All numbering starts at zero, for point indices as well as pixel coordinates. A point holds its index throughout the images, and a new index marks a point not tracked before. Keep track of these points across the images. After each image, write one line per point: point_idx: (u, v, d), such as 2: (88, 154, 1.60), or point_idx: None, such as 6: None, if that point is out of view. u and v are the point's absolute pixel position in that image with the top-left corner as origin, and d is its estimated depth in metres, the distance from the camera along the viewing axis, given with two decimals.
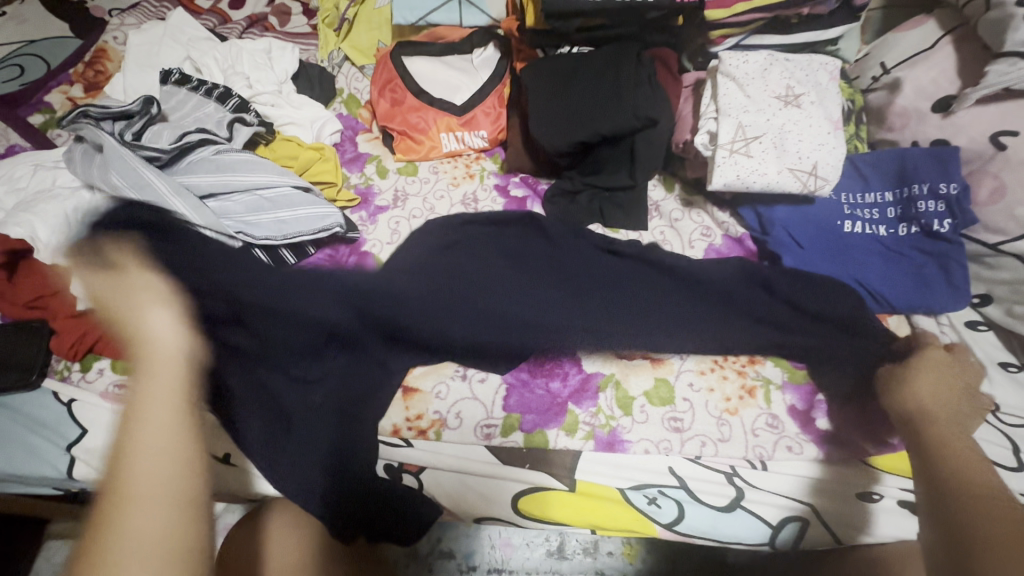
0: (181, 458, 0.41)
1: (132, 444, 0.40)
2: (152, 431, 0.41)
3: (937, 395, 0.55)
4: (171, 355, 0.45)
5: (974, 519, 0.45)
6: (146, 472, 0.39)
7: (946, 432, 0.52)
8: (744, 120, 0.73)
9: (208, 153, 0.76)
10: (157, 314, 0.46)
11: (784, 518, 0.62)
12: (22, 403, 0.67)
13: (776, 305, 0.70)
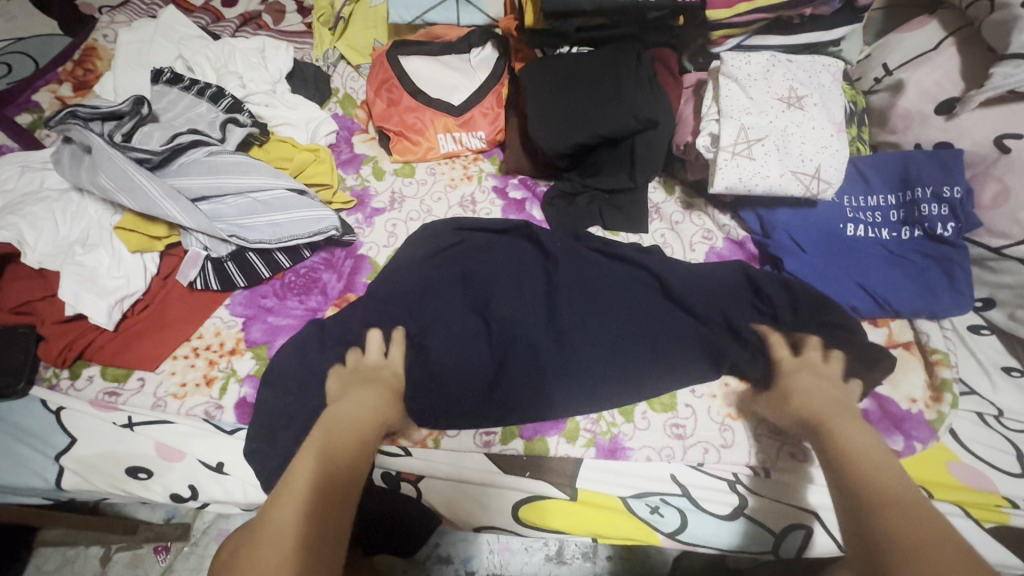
0: (298, 548, 0.44)
1: (276, 512, 0.46)
2: (290, 506, 0.46)
3: (824, 400, 0.58)
4: (345, 428, 0.54)
5: (882, 493, 0.47)
6: (285, 540, 0.44)
7: (854, 439, 0.52)
8: (746, 122, 0.72)
9: (201, 155, 0.74)
10: (369, 437, 0.54)
11: (788, 527, 0.61)
12: (8, 411, 0.65)
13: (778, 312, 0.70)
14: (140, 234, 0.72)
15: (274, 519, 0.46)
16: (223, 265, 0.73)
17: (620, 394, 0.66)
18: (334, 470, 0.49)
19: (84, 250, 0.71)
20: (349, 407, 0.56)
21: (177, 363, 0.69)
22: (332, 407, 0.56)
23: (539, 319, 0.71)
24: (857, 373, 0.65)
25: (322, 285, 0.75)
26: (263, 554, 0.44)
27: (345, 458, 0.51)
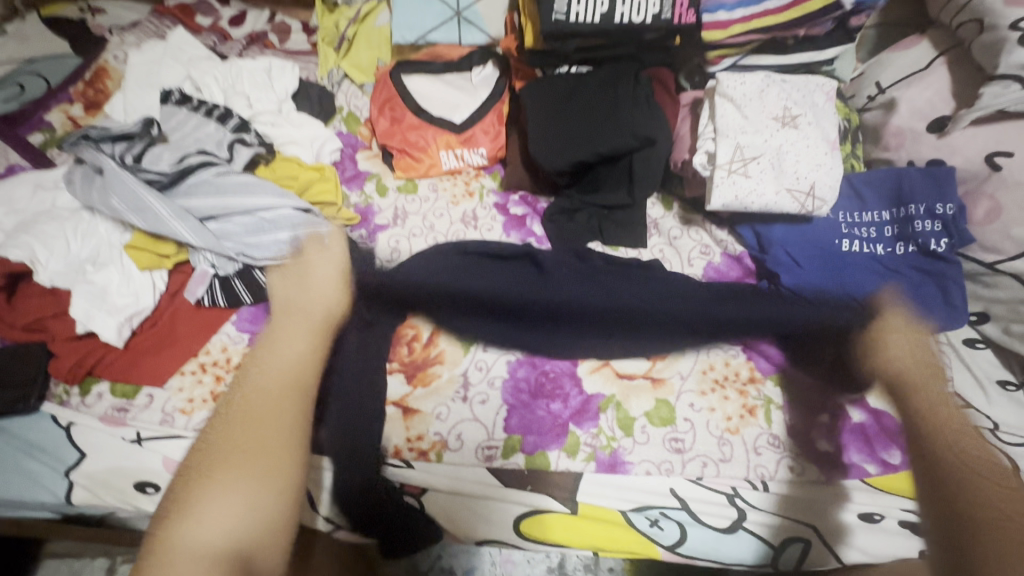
0: (293, 384, 0.58)
1: (271, 361, 0.60)
2: (291, 344, 0.62)
3: (913, 363, 0.65)
4: (309, 311, 0.66)
5: (970, 490, 0.53)
6: (282, 382, 0.57)
7: (931, 397, 0.61)
8: (741, 141, 0.73)
9: (210, 176, 0.76)
10: (331, 290, 0.69)
11: (787, 539, 0.63)
12: (20, 427, 0.67)
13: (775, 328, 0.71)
14: (150, 253, 0.74)
15: (263, 369, 0.59)
16: (230, 283, 0.73)
17: (617, 410, 0.68)
18: (312, 305, 0.66)
19: (95, 268, 0.73)
20: (318, 268, 0.72)
21: (184, 380, 0.70)
22: (305, 290, 0.69)
23: (539, 335, 0.72)
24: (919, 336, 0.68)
25: None
26: (243, 396, 0.57)
27: (294, 329, 0.63)
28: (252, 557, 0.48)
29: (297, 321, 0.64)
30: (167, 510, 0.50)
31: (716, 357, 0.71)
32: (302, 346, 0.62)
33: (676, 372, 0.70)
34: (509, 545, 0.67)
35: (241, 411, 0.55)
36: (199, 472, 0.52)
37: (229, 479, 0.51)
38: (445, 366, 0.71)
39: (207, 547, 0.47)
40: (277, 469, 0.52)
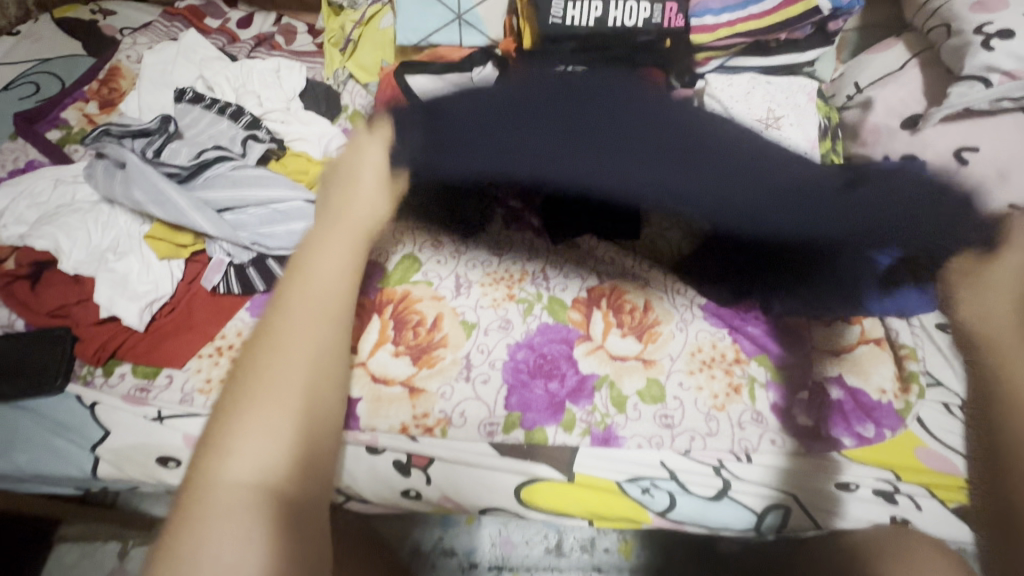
0: (330, 296, 0.48)
1: (309, 264, 0.49)
2: (336, 238, 0.51)
3: (998, 316, 0.53)
4: (358, 222, 0.53)
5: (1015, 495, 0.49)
6: (326, 264, 0.49)
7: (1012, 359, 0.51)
8: None
9: (225, 169, 0.79)
10: (379, 199, 0.56)
11: (768, 506, 0.67)
12: (46, 406, 0.70)
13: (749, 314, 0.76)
14: (167, 243, 0.78)
15: (310, 266, 0.49)
16: (246, 271, 0.78)
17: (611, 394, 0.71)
18: (362, 219, 0.54)
19: (116, 257, 0.77)
20: (356, 201, 0.55)
21: (201, 362, 0.74)
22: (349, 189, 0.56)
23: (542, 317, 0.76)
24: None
25: None
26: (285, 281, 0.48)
27: (351, 205, 0.54)
28: (282, 496, 0.40)
29: (340, 242, 0.51)
30: (223, 401, 0.43)
31: (704, 339, 0.75)
32: (338, 263, 0.50)
33: (666, 353, 0.74)
34: (512, 514, 0.71)
35: (282, 317, 0.46)
36: (248, 348, 0.45)
37: (263, 409, 0.42)
38: (448, 348, 0.74)
39: (252, 442, 0.41)
40: (306, 414, 0.43)
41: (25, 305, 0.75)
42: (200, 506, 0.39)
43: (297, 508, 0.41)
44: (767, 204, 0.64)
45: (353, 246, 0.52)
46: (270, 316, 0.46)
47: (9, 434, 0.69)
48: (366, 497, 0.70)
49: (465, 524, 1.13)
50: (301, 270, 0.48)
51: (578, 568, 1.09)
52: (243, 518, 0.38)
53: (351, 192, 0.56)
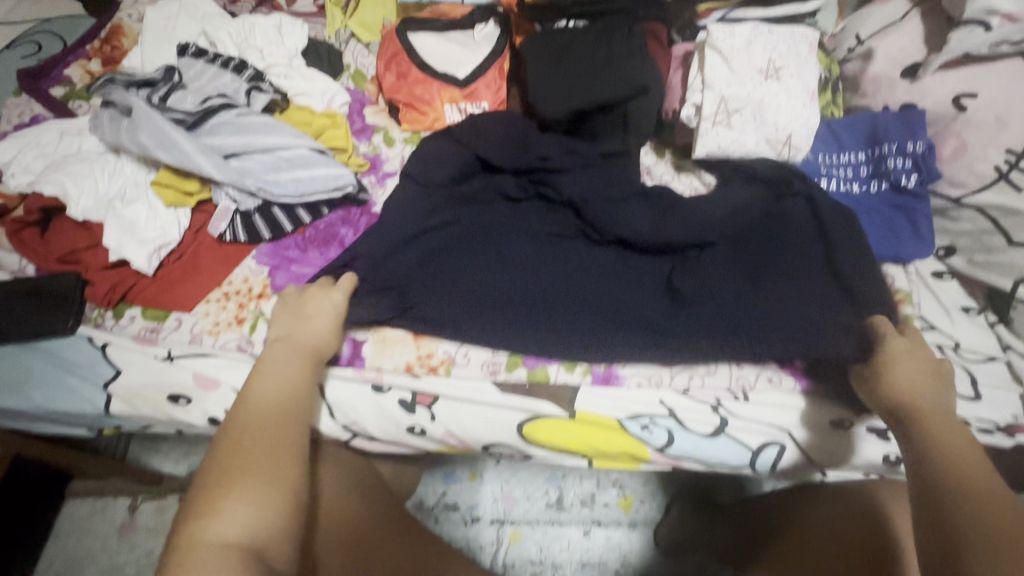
0: (291, 405, 0.57)
1: (273, 364, 0.60)
2: (281, 376, 0.59)
3: (924, 390, 0.57)
4: (307, 339, 0.64)
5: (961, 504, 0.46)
6: (288, 382, 0.59)
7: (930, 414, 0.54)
8: (726, 94, 0.78)
9: (229, 116, 0.81)
10: (317, 322, 0.66)
11: (764, 442, 0.69)
12: (58, 347, 0.72)
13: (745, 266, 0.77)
14: (174, 191, 0.79)
15: (250, 398, 0.57)
16: (252, 218, 0.80)
17: (611, 342, 0.71)
18: (303, 371, 0.61)
19: (123, 204, 0.78)
20: (306, 313, 0.66)
21: (210, 307, 0.76)
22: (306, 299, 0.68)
23: (547, 264, 0.78)
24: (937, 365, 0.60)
25: (339, 238, 0.82)
26: (237, 432, 0.53)
27: (286, 359, 0.61)
28: (265, 552, 0.47)
29: (295, 350, 0.62)
30: (203, 490, 0.49)
31: None
32: (294, 372, 0.60)
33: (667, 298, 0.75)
34: (515, 451, 0.73)
35: (246, 424, 0.54)
36: (212, 475, 0.50)
37: (248, 485, 0.49)
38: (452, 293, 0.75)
39: (235, 515, 0.48)
40: (283, 487, 0.51)
41: (34, 251, 0.76)
42: (190, 564, 0.45)
43: (276, 563, 0.48)
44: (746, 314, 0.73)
45: (295, 379, 0.59)
46: (239, 428, 0.54)
47: (21, 374, 0.71)
48: (371, 433, 0.72)
49: (467, 480, 1.15)
50: (253, 406, 0.55)
51: (577, 523, 1.11)
52: (233, 568, 0.45)
53: (280, 348, 0.62)
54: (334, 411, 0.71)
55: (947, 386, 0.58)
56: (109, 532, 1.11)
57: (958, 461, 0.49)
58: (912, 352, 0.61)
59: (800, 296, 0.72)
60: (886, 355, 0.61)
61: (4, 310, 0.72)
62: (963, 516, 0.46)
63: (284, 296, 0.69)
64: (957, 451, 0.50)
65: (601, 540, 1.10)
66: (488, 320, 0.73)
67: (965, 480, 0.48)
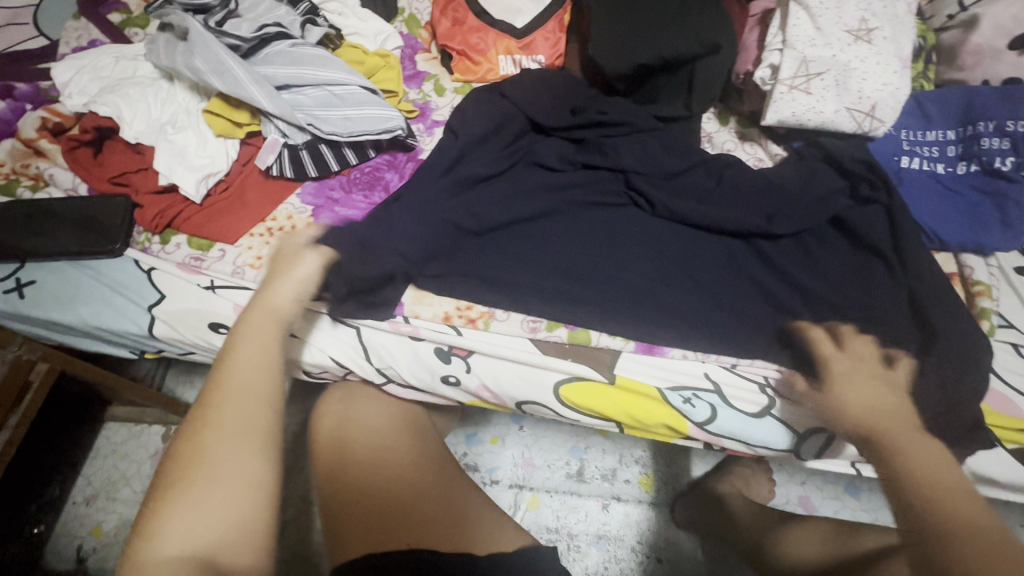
0: (260, 385, 0.51)
1: (243, 338, 0.54)
2: (249, 349, 0.53)
3: (882, 409, 0.53)
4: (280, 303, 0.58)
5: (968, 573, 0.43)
6: (257, 357, 0.53)
7: (913, 452, 0.49)
8: (809, 55, 0.72)
9: (284, 46, 0.80)
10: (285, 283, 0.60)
11: (812, 428, 0.65)
12: (105, 266, 0.73)
13: (807, 257, 0.72)
14: (223, 119, 0.78)
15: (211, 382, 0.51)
16: (298, 152, 0.78)
17: (655, 310, 0.69)
18: (274, 347, 0.55)
19: (174, 130, 0.78)
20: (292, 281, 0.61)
21: (253, 240, 0.75)
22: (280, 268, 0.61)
23: (597, 227, 0.76)
24: (880, 372, 0.57)
25: (384, 183, 0.80)
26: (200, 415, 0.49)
27: (259, 329, 0.55)
28: (221, 555, 0.44)
29: (268, 323, 0.56)
30: (166, 484, 0.46)
31: (755, 265, 0.73)
32: (265, 348, 0.54)
33: (718, 276, 0.72)
34: (549, 411, 0.71)
35: (210, 409, 0.49)
36: (176, 462, 0.47)
37: (200, 489, 0.45)
38: (494, 248, 0.74)
39: (195, 516, 0.44)
40: (249, 486, 0.47)
41: (88, 171, 0.77)
42: None
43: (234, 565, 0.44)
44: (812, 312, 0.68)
45: (263, 355, 0.53)
46: (201, 414, 0.49)
47: (70, 290, 0.72)
48: (405, 379, 0.71)
49: (488, 443, 1.14)
50: (219, 385, 0.50)
51: (597, 495, 1.10)
52: None
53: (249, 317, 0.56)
54: (369, 354, 0.71)
55: (904, 400, 0.55)
56: (142, 457, 1.15)
57: (939, 494, 0.46)
58: (859, 369, 0.57)
59: (875, 326, 0.64)
60: (835, 380, 0.57)
61: (57, 226, 0.73)
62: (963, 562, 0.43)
63: (283, 253, 0.64)
64: (945, 490, 0.47)
65: (619, 515, 1.08)
66: (530, 278, 0.71)
67: (954, 521, 0.45)
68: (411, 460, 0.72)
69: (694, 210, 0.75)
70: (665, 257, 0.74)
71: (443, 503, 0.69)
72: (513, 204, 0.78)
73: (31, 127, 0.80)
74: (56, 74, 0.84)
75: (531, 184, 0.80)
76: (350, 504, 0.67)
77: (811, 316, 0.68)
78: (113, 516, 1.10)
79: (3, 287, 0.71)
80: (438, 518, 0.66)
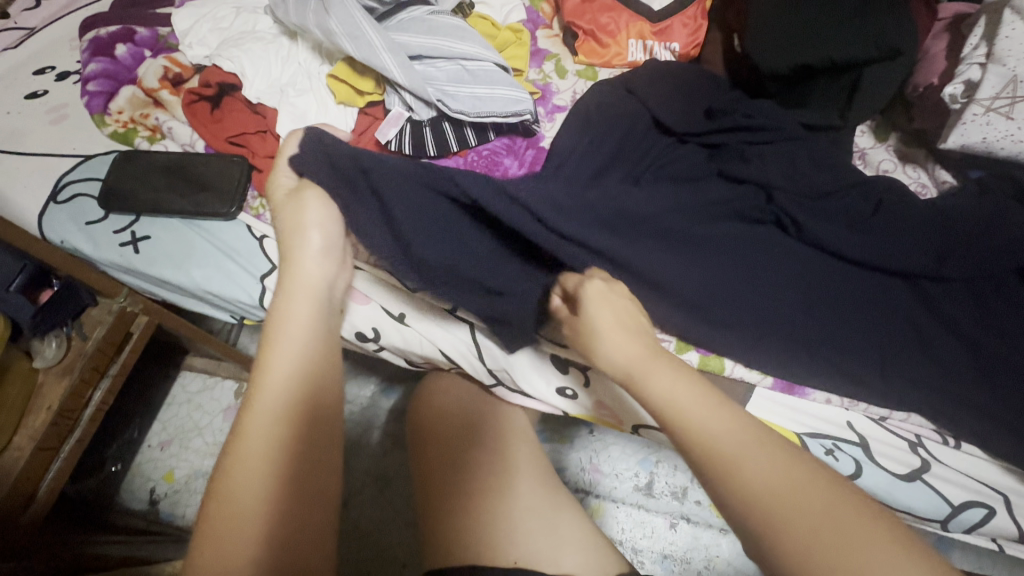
0: (297, 399, 0.47)
1: (280, 342, 0.49)
2: (288, 347, 0.49)
3: (631, 333, 0.49)
4: (313, 286, 0.54)
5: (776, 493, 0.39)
6: (296, 365, 0.48)
7: (662, 379, 0.45)
8: (1021, 74, 0.62)
9: (421, 14, 0.75)
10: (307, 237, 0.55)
11: (967, 500, 0.59)
12: (218, 229, 0.71)
13: (977, 306, 0.63)
14: (347, 86, 0.75)
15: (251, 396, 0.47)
16: (421, 129, 0.74)
17: (796, 345, 0.63)
18: (317, 341, 0.51)
19: (296, 93, 0.75)
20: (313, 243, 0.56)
21: None
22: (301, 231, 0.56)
23: (731, 244, 0.69)
24: (625, 296, 0.53)
25: (504, 169, 0.76)
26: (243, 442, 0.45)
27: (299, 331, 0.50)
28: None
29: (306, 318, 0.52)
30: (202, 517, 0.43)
31: (913, 305, 0.65)
32: (307, 345, 0.50)
33: (869, 313, 0.64)
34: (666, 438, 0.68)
35: (253, 423, 0.45)
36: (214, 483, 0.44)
37: (234, 516, 0.42)
38: None
39: (237, 533, 0.41)
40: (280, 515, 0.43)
41: (206, 127, 0.75)
42: None
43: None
44: (979, 366, 0.60)
45: (307, 352, 0.50)
46: (240, 435, 0.45)
47: (183, 249, 0.70)
48: (518, 386, 0.68)
49: (558, 443, 1.11)
50: (262, 385, 0.47)
51: (665, 513, 1.06)
52: None
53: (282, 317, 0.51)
54: (484, 354, 0.68)
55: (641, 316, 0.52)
56: (215, 411, 1.15)
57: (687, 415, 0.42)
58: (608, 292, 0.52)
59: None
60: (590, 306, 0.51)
61: (171, 181, 0.71)
62: (749, 478, 0.39)
63: (275, 199, 0.59)
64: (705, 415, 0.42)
65: (687, 537, 1.04)
66: (659, 296, 0.66)
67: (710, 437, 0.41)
68: (510, 462, 0.69)
69: (848, 239, 0.67)
70: (808, 286, 0.66)
71: (546, 513, 0.65)
72: (642, 208, 0.71)
73: (154, 76, 0.78)
74: (177, 21, 0.82)
75: (662, 188, 0.74)
76: (452, 503, 0.64)
77: (978, 372, 0.60)
78: (185, 464, 1.11)
79: (119, 240, 0.70)
80: (539, 545, 0.62)
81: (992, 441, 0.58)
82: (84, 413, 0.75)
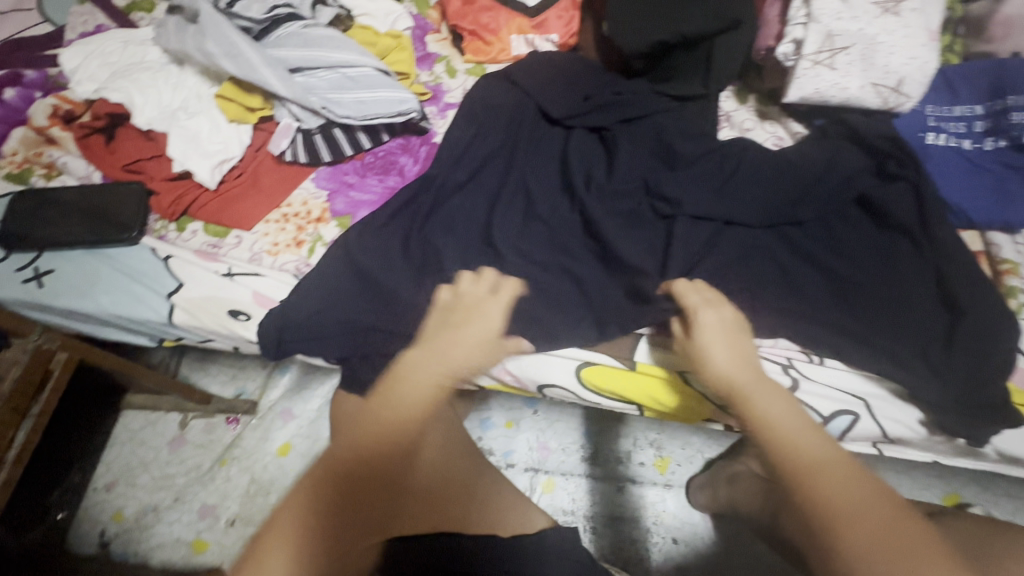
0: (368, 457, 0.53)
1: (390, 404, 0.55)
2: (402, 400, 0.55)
3: (739, 361, 0.57)
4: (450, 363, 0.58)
5: (849, 505, 0.44)
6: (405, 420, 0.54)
7: (755, 401, 0.53)
8: (834, 28, 0.71)
9: (297, 28, 0.80)
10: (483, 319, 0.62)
11: (835, 411, 0.66)
12: (121, 255, 0.72)
13: (828, 239, 0.70)
14: (237, 105, 0.79)
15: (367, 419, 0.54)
16: (312, 137, 0.78)
17: None
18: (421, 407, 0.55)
19: (187, 116, 0.78)
20: (469, 335, 0.60)
21: (269, 226, 0.75)
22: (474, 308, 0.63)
23: (613, 211, 0.74)
24: (737, 326, 0.61)
25: (399, 167, 0.79)
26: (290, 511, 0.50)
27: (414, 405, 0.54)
28: None
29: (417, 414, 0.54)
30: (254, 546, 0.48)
31: (776, 244, 0.71)
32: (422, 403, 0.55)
33: (741, 256, 0.70)
34: (569, 395, 0.73)
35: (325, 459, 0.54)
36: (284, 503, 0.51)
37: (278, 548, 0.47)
38: (514, 232, 0.74)
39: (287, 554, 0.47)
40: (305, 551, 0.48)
41: (102, 158, 0.77)
42: None
43: None
44: (834, 292, 0.67)
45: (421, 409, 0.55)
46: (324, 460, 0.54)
47: (87, 278, 0.71)
48: None
49: (503, 427, 1.15)
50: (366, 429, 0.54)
51: (612, 478, 1.11)
52: None
53: (407, 382, 0.56)
54: None
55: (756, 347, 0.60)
56: (161, 444, 1.15)
57: (784, 437, 0.49)
58: (725, 320, 0.61)
59: (893, 309, 0.65)
60: (701, 330, 0.60)
61: (69, 214, 0.73)
62: (824, 485, 0.45)
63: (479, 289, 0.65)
64: (793, 436, 0.49)
65: (635, 498, 1.09)
66: (548, 263, 0.72)
67: (798, 452, 0.48)
68: (451, 447, 0.74)
69: (714, 193, 0.74)
70: (689, 239, 0.71)
71: (479, 496, 0.68)
72: (530, 189, 0.77)
73: (42, 115, 0.80)
74: (64, 59, 0.83)
75: (549, 169, 0.80)
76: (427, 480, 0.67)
77: (835, 294, 0.67)
78: (134, 501, 1.10)
79: (21, 276, 0.71)
80: (471, 513, 0.65)
81: (848, 354, 0.65)
82: (6, 455, 0.75)
